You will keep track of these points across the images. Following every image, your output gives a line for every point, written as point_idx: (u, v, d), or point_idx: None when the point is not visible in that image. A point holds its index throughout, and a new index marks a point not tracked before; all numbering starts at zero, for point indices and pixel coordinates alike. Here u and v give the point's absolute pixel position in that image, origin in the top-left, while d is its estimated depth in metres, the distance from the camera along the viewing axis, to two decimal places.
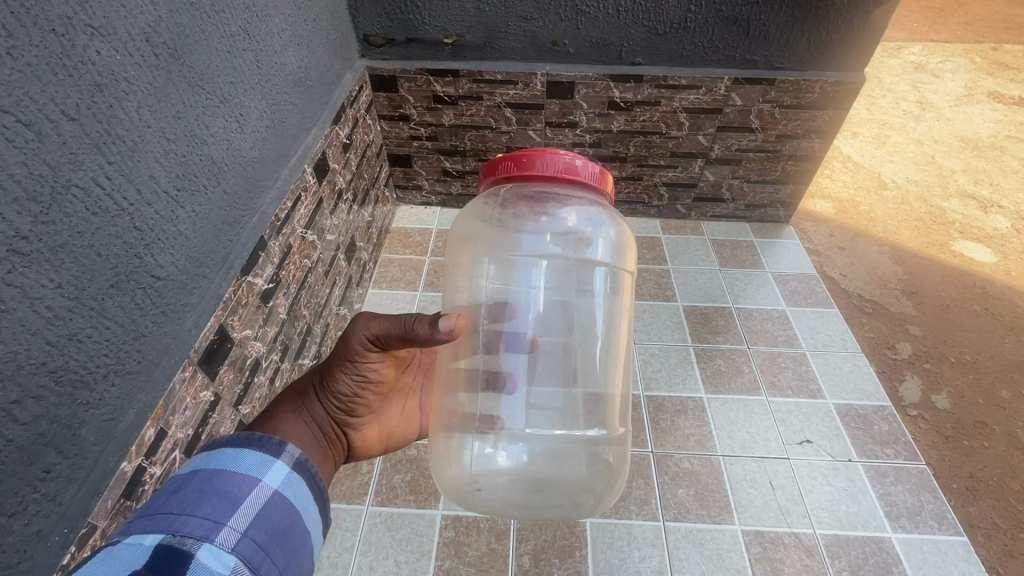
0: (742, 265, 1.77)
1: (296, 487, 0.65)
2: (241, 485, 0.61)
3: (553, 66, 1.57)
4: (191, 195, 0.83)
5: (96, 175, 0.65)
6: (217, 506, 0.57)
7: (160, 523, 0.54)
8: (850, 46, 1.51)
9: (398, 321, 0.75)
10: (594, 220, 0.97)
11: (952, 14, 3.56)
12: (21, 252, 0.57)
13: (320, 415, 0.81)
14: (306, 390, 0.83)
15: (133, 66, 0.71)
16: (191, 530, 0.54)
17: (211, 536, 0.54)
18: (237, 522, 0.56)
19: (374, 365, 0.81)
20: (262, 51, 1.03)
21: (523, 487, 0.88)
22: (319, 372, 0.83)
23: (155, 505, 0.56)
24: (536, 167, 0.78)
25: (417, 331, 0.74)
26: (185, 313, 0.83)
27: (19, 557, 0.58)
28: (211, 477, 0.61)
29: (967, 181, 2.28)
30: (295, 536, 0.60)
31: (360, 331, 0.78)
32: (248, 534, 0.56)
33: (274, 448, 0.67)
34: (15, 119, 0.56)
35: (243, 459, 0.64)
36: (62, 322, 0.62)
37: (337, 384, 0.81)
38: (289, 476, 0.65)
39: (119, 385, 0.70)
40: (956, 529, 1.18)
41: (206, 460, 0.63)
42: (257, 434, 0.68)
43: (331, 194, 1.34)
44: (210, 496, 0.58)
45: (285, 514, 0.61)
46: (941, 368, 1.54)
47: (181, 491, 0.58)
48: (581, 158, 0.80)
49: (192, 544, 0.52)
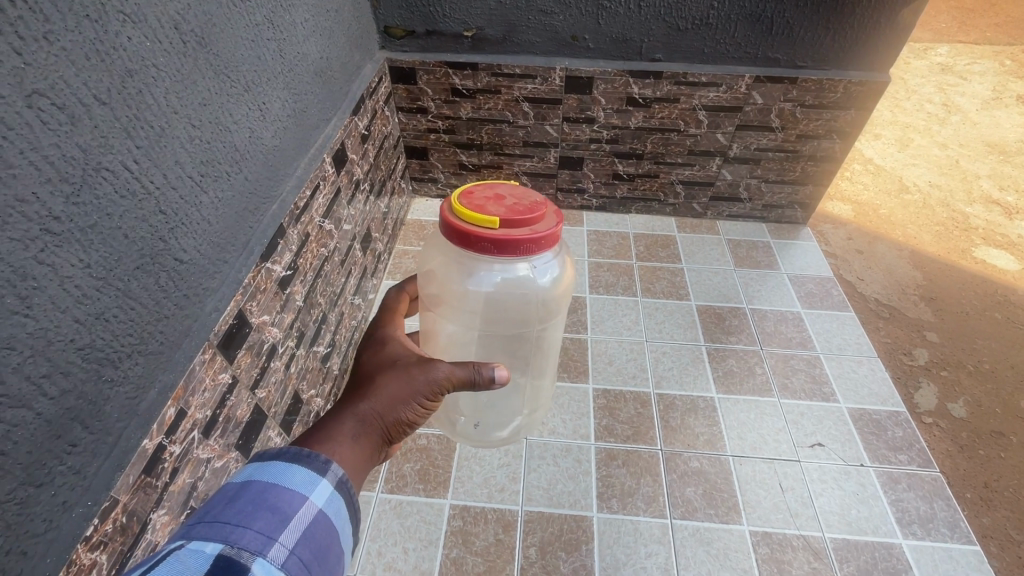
0: (757, 265, 1.76)
1: (340, 507, 0.63)
2: (292, 501, 0.59)
3: (573, 61, 1.57)
4: (214, 181, 0.85)
5: (125, 159, 0.67)
6: (271, 521, 0.56)
7: (218, 531, 0.53)
8: (874, 46, 1.49)
9: (468, 368, 0.81)
10: (547, 269, 0.96)
11: (984, 15, 3.48)
12: (54, 232, 0.59)
13: (375, 439, 0.75)
14: (360, 413, 0.75)
15: (162, 52, 0.73)
16: (247, 543, 0.53)
17: (264, 551, 0.53)
18: (288, 539, 0.55)
19: (432, 404, 0.82)
20: (286, 41, 1.04)
21: (497, 411, 1.22)
22: (380, 397, 0.78)
23: (213, 512, 0.55)
24: (515, 248, 0.78)
25: (483, 386, 0.81)
26: (206, 297, 0.85)
27: (45, 526, 0.60)
28: (263, 491, 0.59)
29: (992, 186, 2.24)
30: (332, 558, 0.59)
31: (440, 369, 0.80)
32: (296, 551, 0.55)
33: (321, 465, 0.64)
34: (50, 102, 0.58)
35: (294, 473, 0.62)
36: (90, 301, 0.63)
37: (403, 412, 0.78)
38: (334, 495, 0.63)
39: (142, 364, 0.72)
40: (969, 538, 1.16)
41: (259, 470, 0.61)
42: (306, 449, 0.66)
43: (348, 185, 1.36)
44: (263, 509, 0.57)
45: (329, 535, 0.59)
46: (959, 377, 1.52)
47: (237, 500, 0.57)
48: (553, 225, 0.81)
49: (247, 557, 0.52)
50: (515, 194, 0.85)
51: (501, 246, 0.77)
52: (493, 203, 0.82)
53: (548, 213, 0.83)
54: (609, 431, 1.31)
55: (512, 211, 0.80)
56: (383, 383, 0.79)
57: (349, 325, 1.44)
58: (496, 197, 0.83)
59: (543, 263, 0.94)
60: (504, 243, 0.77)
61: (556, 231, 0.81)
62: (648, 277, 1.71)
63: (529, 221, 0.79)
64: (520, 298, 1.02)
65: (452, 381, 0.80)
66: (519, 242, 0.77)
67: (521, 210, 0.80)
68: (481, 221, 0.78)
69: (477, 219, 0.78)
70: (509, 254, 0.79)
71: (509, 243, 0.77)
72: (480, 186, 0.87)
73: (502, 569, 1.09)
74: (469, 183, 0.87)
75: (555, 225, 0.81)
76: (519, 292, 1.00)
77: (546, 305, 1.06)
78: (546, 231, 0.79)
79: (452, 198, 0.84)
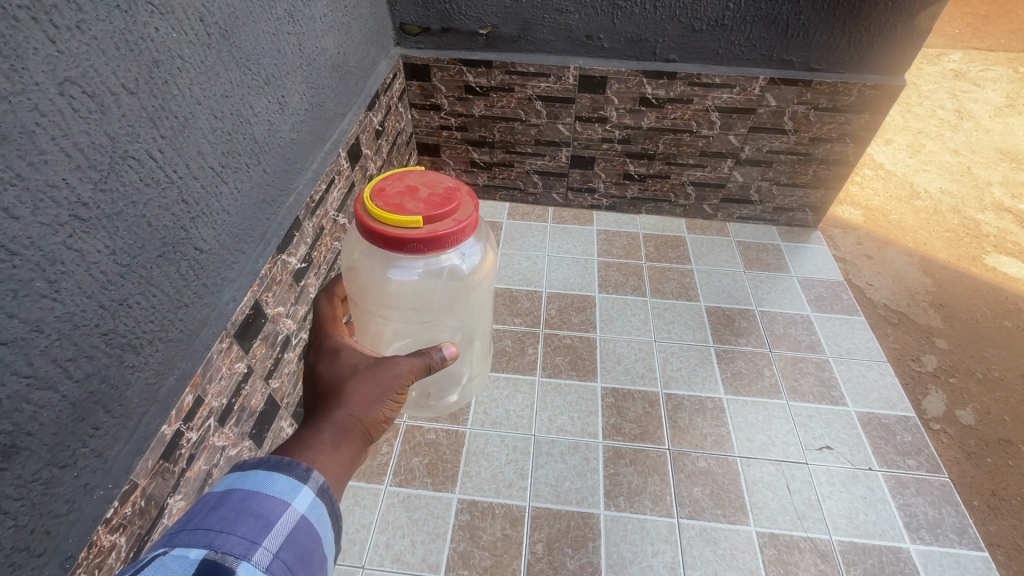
0: (767, 268, 1.76)
1: (324, 513, 0.61)
2: (275, 507, 0.57)
3: (587, 60, 1.57)
4: (233, 173, 0.86)
5: (150, 148, 0.68)
6: (254, 527, 0.55)
7: (202, 537, 0.52)
8: (890, 50, 1.48)
9: (421, 353, 0.86)
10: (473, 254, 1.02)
11: (998, 22, 3.45)
12: (82, 218, 0.60)
13: (356, 440, 0.74)
14: (334, 420, 0.74)
15: (187, 43, 0.73)
16: (231, 548, 0.52)
17: (248, 555, 0.52)
18: (272, 544, 0.54)
19: (402, 398, 0.83)
20: (305, 35, 1.05)
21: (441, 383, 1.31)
22: (349, 400, 0.77)
23: (196, 519, 0.55)
24: (444, 241, 0.82)
25: (438, 368, 0.87)
26: (224, 286, 0.86)
27: (67, 507, 0.61)
28: (246, 497, 0.58)
29: (1004, 193, 2.22)
30: (317, 562, 0.58)
31: (400, 362, 0.83)
32: (280, 556, 0.54)
33: (302, 472, 0.63)
34: (82, 90, 0.59)
35: (276, 480, 0.60)
36: (115, 288, 0.64)
37: (378, 410, 0.78)
38: (317, 501, 0.61)
39: (162, 351, 0.73)
40: (977, 544, 1.16)
41: (240, 478, 0.60)
42: (288, 457, 0.64)
43: (362, 180, 1.37)
44: (247, 516, 0.56)
45: (313, 540, 0.58)
46: (968, 384, 1.51)
47: (220, 507, 0.56)
48: (472, 210, 0.86)
49: (231, 562, 0.51)
50: (426, 185, 0.88)
51: (429, 242, 0.81)
52: (409, 199, 0.85)
53: (464, 198, 0.89)
54: (616, 430, 1.31)
55: (430, 205, 0.84)
56: (352, 388, 0.79)
57: None
58: (410, 192, 0.86)
59: (468, 251, 0.99)
60: (431, 238, 0.81)
61: (476, 215, 0.87)
62: (657, 277, 1.71)
63: (449, 213, 0.84)
64: (446, 284, 1.06)
65: (414, 370, 0.84)
66: (446, 235, 0.82)
67: (439, 202, 0.84)
68: (405, 223, 0.81)
69: (401, 221, 0.81)
70: (438, 248, 0.83)
71: (436, 240, 0.81)
72: (390, 181, 0.89)
73: (509, 565, 1.09)
74: (376, 180, 0.89)
75: (473, 209, 0.86)
76: (448, 280, 1.05)
77: (473, 287, 1.11)
78: (467, 217, 0.84)
79: (365, 201, 0.85)
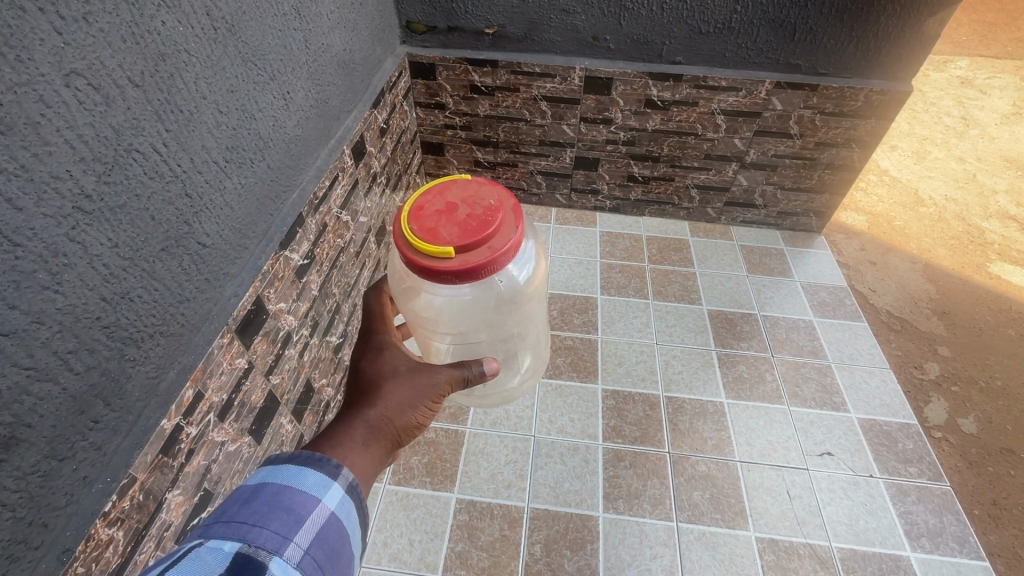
0: (770, 272, 1.75)
1: (352, 511, 0.61)
2: (306, 503, 0.57)
3: (593, 61, 1.57)
4: (238, 168, 0.85)
5: (155, 141, 0.68)
6: (286, 522, 0.54)
7: (235, 531, 0.52)
8: (897, 56, 1.47)
9: (461, 365, 0.86)
10: (525, 264, 0.95)
11: (1007, 29, 3.43)
12: (85, 210, 0.59)
13: (386, 444, 0.74)
14: (367, 419, 0.74)
15: (194, 38, 0.73)
16: (264, 542, 0.52)
17: (280, 550, 0.52)
18: (303, 539, 0.54)
19: (435, 406, 0.84)
20: (311, 32, 1.05)
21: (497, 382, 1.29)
22: (384, 401, 0.77)
23: (229, 512, 0.54)
24: (479, 271, 0.77)
25: (475, 381, 0.87)
26: (225, 282, 0.86)
27: (66, 500, 0.61)
28: (278, 492, 0.57)
29: (1010, 201, 2.21)
30: (345, 559, 0.58)
31: (441, 372, 0.83)
32: (310, 552, 0.54)
33: (332, 469, 0.62)
34: (87, 82, 0.59)
35: (307, 475, 0.60)
36: (117, 281, 0.64)
37: (411, 415, 0.79)
38: (346, 498, 0.61)
39: (163, 345, 0.73)
40: (977, 553, 1.16)
41: (272, 471, 0.59)
42: (318, 452, 0.63)
43: (366, 177, 1.36)
44: (278, 510, 0.55)
45: (342, 538, 0.58)
46: (970, 392, 1.50)
47: (253, 500, 0.55)
48: (511, 234, 0.80)
49: (264, 556, 0.51)
50: (466, 203, 0.82)
51: (462, 274, 0.76)
52: (445, 222, 0.80)
53: (506, 218, 0.82)
54: (617, 432, 1.31)
55: (467, 232, 0.78)
56: (389, 390, 0.79)
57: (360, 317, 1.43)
58: (447, 212, 0.81)
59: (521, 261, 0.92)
60: (464, 271, 0.76)
61: (517, 239, 0.80)
62: (660, 280, 1.70)
63: (485, 239, 0.78)
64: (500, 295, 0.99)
65: (453, 382, 0.84)
66: (480, 266, 0.77)
67: (475, 227, 0.78)
68: (439, 251, 0.76)
69: (433, 250, 0.76)
70: (473, 278, 0.78)
71: (468, 273, 0.76)
72: (429, 197, 0.84)
73: (507, 565, 1.09)
74: (416, 196, 0.85)
75: (512, 233, 0.80)
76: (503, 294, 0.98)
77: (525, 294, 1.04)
78: (505, 244, 0.78)
79: (402, 223, 0.81)
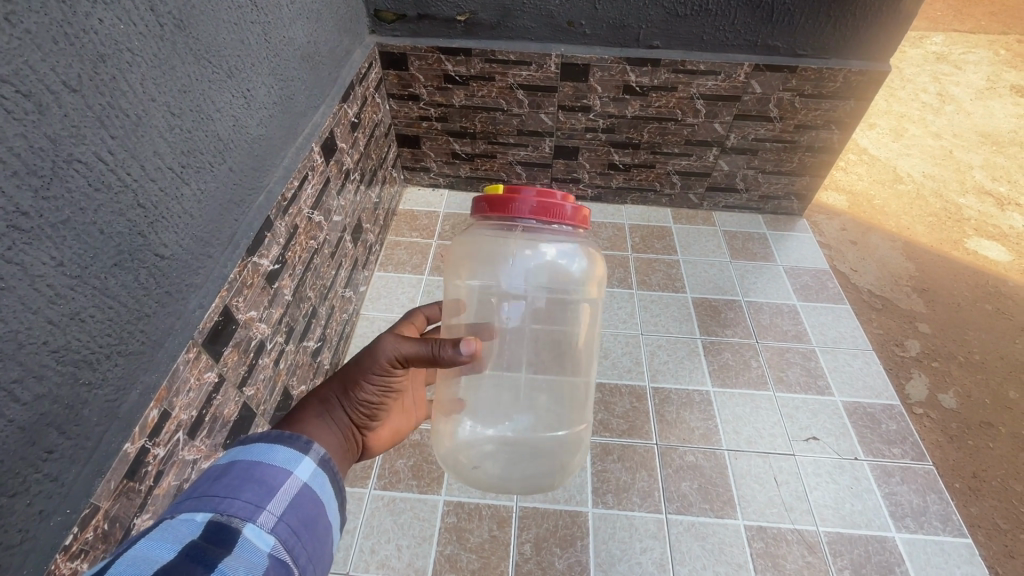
0: (754, 257, 1.75)
1: (326, 483, 0.59)
2: (277, 475, 0.55)
3: (568, 48, 1.53)
4: (196, 172, 0.81)
5: (98, 150, 0.63)
6: (259, 493, 0.52)
7: (206, 504, 0.50)
8: (875, 35, 1.46)
9: (421, 343, 0.76)
10: (569, 258, 0.99)
11: (980, 3, 3.44)
12: (21, 228, 0.55)
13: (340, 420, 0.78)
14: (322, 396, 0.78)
15: (137, 35, 0.68)
16: (236, 511, 0.50)
17: (253, 519, 0.50)
18: (276, 507, 0.52)
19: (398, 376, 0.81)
20: (271, 24, 1.00)
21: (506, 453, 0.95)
22: (336, 380, 0.80)
23: (200, 488, 0.52)
24: (515, 205, 0.78)
25: (444, 361, 0.76)
26: (190, 293, 0.82)
27: (20, 537, 0.57)
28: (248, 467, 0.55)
29: (985, 177, 2.23)
30: (323, 528, 0.55)
31: (389, 344, 0.78)
32: (284, 519, 0.52)
33: (303, 445, 0.60)
34: (14, 89, 0.54)
35: (277, 452, 0.58)
36: (63, 301, 0.60)
37: (362, 390, 0.79)
38: (319, 471, 0.59)
39: (122, 365, 0.69)
40: (960, 531, 1.17)
41: (241, 450, 0.57)
42: (286, 431, 0.62)
43: (338, 174, 1.32)
44: (250, 482, 0.53)
45: (317, 508, 0.56)
46: (950, 367, 1.52)
47: (223, 476, 0.53)
48: (561, 198, 0.80)
49: (237, 523, 0.49)
50: None
51: (499, 203, 0.79)
52: None
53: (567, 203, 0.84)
54: (604, 425, 1.30)
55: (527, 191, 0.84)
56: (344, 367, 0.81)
57: (339, 319, 1.40)
58: None
59: (565, 253, 0.98)
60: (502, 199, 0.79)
61: (565, 205, 0.80)
62: (644, 268, 1.69)
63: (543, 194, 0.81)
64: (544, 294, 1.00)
65: (406, 356, 0.77)
66: (519, 200, 0.78)
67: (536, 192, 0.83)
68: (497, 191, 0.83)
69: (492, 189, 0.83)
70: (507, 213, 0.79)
71: (516, 203, 0.78)
72: None
73: (497, 565, 1.08)
74: None
75: (563, 202, 0.80)
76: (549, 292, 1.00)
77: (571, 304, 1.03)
78: (552, 196, 0.79)
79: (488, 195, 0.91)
